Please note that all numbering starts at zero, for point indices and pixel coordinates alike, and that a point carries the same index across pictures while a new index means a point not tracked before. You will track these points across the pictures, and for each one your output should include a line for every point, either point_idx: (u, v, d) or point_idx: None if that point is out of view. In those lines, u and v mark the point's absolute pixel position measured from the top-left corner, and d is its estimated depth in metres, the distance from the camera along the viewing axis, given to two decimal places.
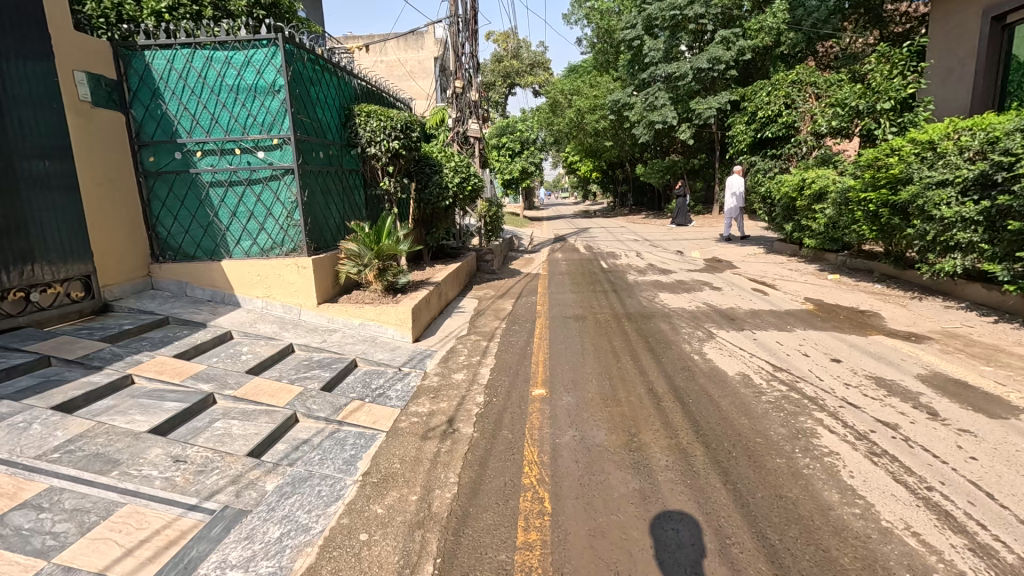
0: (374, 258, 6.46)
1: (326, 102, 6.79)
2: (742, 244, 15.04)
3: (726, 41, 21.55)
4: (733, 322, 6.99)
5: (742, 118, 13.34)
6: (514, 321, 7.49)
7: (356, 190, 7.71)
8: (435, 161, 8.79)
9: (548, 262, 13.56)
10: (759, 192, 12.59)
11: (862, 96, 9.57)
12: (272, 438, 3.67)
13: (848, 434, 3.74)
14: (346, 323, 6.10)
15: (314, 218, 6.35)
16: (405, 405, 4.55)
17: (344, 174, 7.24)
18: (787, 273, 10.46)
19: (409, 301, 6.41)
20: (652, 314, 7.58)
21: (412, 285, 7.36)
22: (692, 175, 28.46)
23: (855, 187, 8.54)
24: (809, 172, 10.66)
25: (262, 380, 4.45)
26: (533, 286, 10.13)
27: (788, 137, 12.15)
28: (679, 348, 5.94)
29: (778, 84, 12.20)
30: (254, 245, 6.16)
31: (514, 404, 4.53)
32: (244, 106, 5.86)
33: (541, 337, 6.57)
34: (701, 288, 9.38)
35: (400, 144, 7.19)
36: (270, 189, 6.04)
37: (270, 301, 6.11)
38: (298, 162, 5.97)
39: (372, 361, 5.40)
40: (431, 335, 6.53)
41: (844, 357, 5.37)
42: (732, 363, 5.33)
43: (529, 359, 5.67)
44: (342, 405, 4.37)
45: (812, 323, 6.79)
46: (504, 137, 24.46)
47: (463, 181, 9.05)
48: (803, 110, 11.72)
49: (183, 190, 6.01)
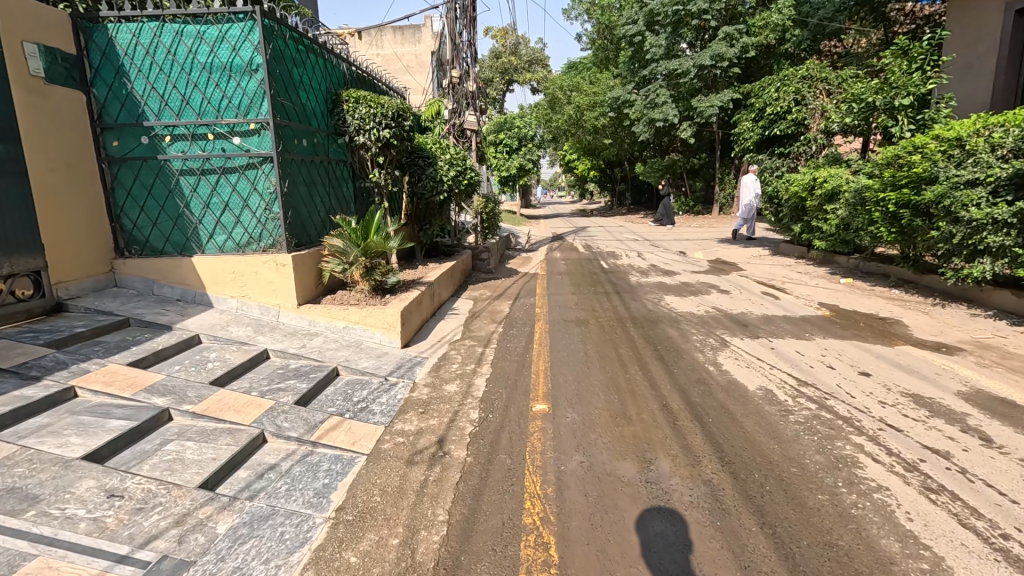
0: (361, 256, 5.96)
1: (311, 85, 6.26)
2: (746, 245, 14.60)
3: (729, 38, 21.10)
4: (747, 329, 6.52)
5: (749, 115, 12.88)
6: (511, 325, 6.99)
7: (344, 182, 7.19)
8: (429, 153, 8.28)
9: (547, 261, 13.08)
10: (766, 192, 12.15)
11: (879, 92, 9.12)
12: (232, 464, 3.16)
13: (895, 464, 3.27)
14: (328, 326, 5.58)
15: (295, 212, 5.82)
16: (391, 422, 4.04)
17: (330, 165, 6.73)
18: (796, 276, 10.02)
19: (399, 303, 5.91)
20: (659, 319, 7.10)
21: (402, 285, 6.86)
22: (692, 174, 28.03)
23: (873, 187, 8.10)
24: (821, 171, 10.21)
25: (228, 393, 3.93)
26: (532, 287, 9.63)
27: (797, 135, 11.71)
28: (691, 357, 5.46)
29: (788, 79, 11.74)
30: (229, 239, 5.63)
31: (513, 421, 4.04)
32: (218, 87, 5.33)
33: (541, 343, 6.08)
34: (708, 291, 8.92)
35: (391, 133, 6.70)
36: (246, 178, 5.51)
37: (246, 301, 5.58)
38: (277, 149, 5.44)
39: (356, 370, 4.89)
40: (422, 339, 6.04)
41: (873, 370, 4.91)
42: (751, 376, 4.86)
43: (527, 369, 5.18)
44: (318, 422, 3.86)
45: (831, 331, 6.33)
46: (502, 133, 23.92)
47: (459, 174, 8.54)
48: (813, 107, 11.27)
49: (151, 178, 5.47)
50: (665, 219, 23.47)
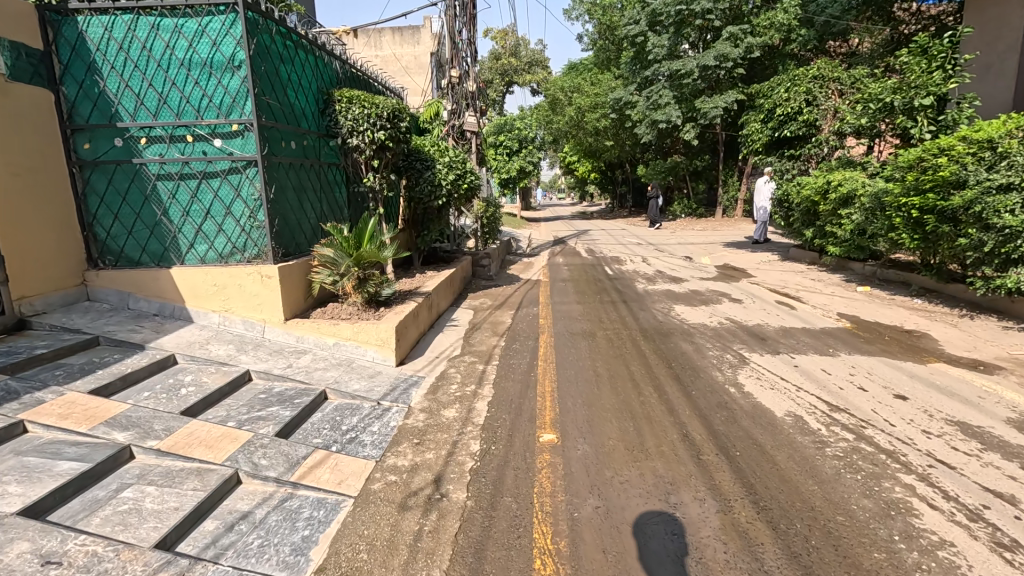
0: (352, 266, 5.58)
1: (300, 84, 5.87)
2: (754, 250, 14.20)
3: (733, 38, 20.72)
4: (766, 343, 6.11)
5: (757, 116, 12.49)
6: (514, 338, 6.58)
7: (336, 187, 6.79)
8: (427, 156, 7.88)
9: (549, 266, 12.69)
10: (777, 195, 11.79)
11: (897, 92, 8.73)
12: (197, 514, 2.75)
13: (956, 512, 2.87)
14: (318, 342, 5.18)
15: (283, 219, 5.43)
16: (382, 455, 3.64)
17: (322, 168, 6.32)
18: (810, 283, 9.63)
19: (394, 317, 5.52)
20: (670, 331, 6.70)
21: (398, 296, 6.47)
22: (694, 176, 27.66)
23: (894, 191, 7.71)
24: (835, 174, 9.83)
25: (200, 425, 3.52)
26: (535, 296, 9.23)
27: (809, 136, 11.33)
28: (710, 377, 5.05)
29: (798, 79, 11.36)
30: (210, 249, 5.23)
31: (518, 455, 3.64)
32: (198, 85, 4.94)
33: (546, 360, 5.68)
34: (719, 300, 8.52)
35: (386, 135, 6.30)
36: (229, 183, 5.12)
37: (229, 315, 5.17)
38: (262, 152, 5.05)
39: (346, 393, 4.49)
40: (419, 356, 5.65)
41: (910, 393, 4.51)
42: (776, 400, 4.45)
43: (532, 390, 4.77)
44: (301, 457, 3.45)
45: (856, 346, 5.93)
46: (502, 135, 23.57)
47: (458, 178, 8.15)
48: (825, 107, 10.88)
49: (125, 183, 5.07)
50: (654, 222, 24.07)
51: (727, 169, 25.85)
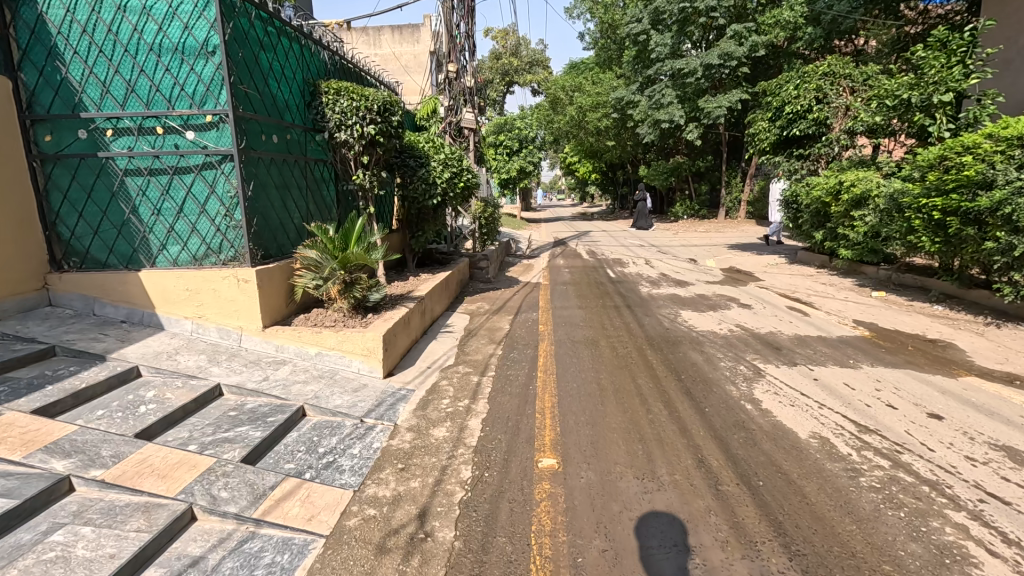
0: (338, 269, 5.15)
1: (284, 74, 5.49)
2: (760, 252, 13.81)
3: (737, 36, 20.34)
4: (781, 353, 5.72)
5: (764, 114, 12.10)
6: (512, 346, 6.18)
7: (324, 185, 6.40)
8: (421, 152, 7.48)
9: (550, 268, 12.32)
10: (786, 196, 11.44)
11: (913, 88, 8.33)
12: (138, 562, 2.35)
13: (1020, 560, 2.48)
14: (299, 351, 4.80)
15: (263, 219, 5.03)
16: (361, 483, 3.24)
17: (307, 164, 5.93)
18: (821, 288, 9.24)
19: (382, 324, 5.13)
20: (678, 339, 6.30)
21: (389, 301, 6.08)
22: (697, 177, 27.27)
23: (913, 192, 7.35)
24: (848, 174, 9.45)
25: (156, 450, 3.12)
26: (534, 300, 8.83)
27: (818, 135, 10.96)
28: (723, 392, 4.65)
29: (808, 75, 10.97)
30: (184, 251, 4.84)
31: (515, 484, 3.24)
32: (168, 72, 4.54)
33: (546, 371, 5.29)
34: (728, 305, 8.13)
35: (377, 130, 5.93)
36: (203, 179, 4.72)
37: (202, 322, 4.78)
38: (238, 146, 4.65)
39: (326, 410, 4.09)
40: (410, 366, 5.25)
41: (945, 411, 4.12)
42: (799, 420, 4.05)
43: (531, 407, 4.37)
44: (268, 487, 3.05)
45: (877, 357, 5.53)
46: (502, 135, 23.22)
47: (454, 176, 7.77)
48: (836, 105, 10.50)
49: (90, 178, 4.67)
50: (642, 225, 23.94)
51: (730, 170, 25.48)
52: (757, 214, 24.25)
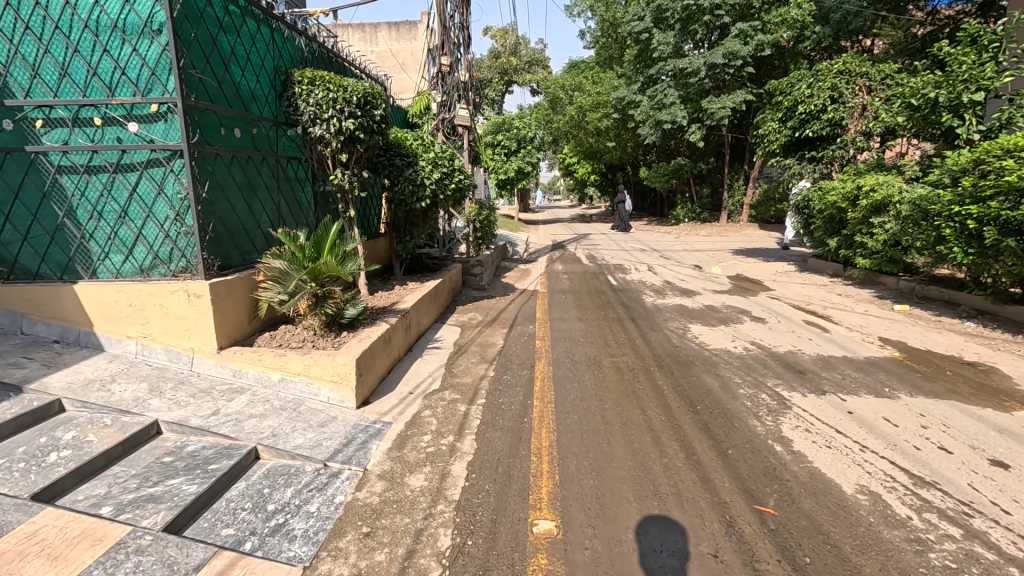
0: (307, 282, 4.54)
1: (251, 60, 4.86)
2: (767, 259, 13.23)
3: (743, 35, 19.78)
4: (806, 378, 5.11)
5: (774, 115, 11.53)
6: (505, 367, 5.55)
7: (299, 185, 5.77)
8: (409, 150, 6.84)
9: (548, 275, 11.70)
10: (797, 201, 10.89)
11: (939, 86, 7.71)
12: None
13: None
14: (260, 377, 4.19)
15: (220, 224, 4.39)
16: (313, 557, 2.61)
17: (278, 162, 5.30)
18: (837, 299, 8.65)
19: (357, 345, 4.51)
20: (690, 360, 5.68)
21: (369, 315, 5.46)
22: (698, 180, 26.71)
23: (943, 199, 6.78)
24: (866, 178, 8.88)
25: (54, 519, 2.50)
26: (531, 310, 8.21)
27: (833, 136, 10.39)
28: (747, 429, 4.03)
29: (822, 73, 10.39)
30: (128, 260, 4.21)
31: (504, 559, 2.62)
32: (107, 54, 3.92)
33: (543, 398, 4.68)
34: (740, 319, 7.54)
35: (356, 124, 5.33)
36: (148, 178, 4.09)
37: (148, 343, 4.15)
38: (190, 140, 4.02)
39: (284, 452, 3.47)
40: (388, 392, 4.64)
41: (1009, 457, 3.53)
42: (842, 470, 3.42)
43: (525, 449, 3.74)
44: (192, 567, 2.41)
45: (915, 384, 4.93)
46: (500, 135, 22.63)
47: (445, 176, 7.14)
48: (852, 105, 9.94)
49: (17, 176, 4.04)
50: (623, 227, 24.07)
51: (732, 173, 24.95)
52: (760, 219, 23.69)
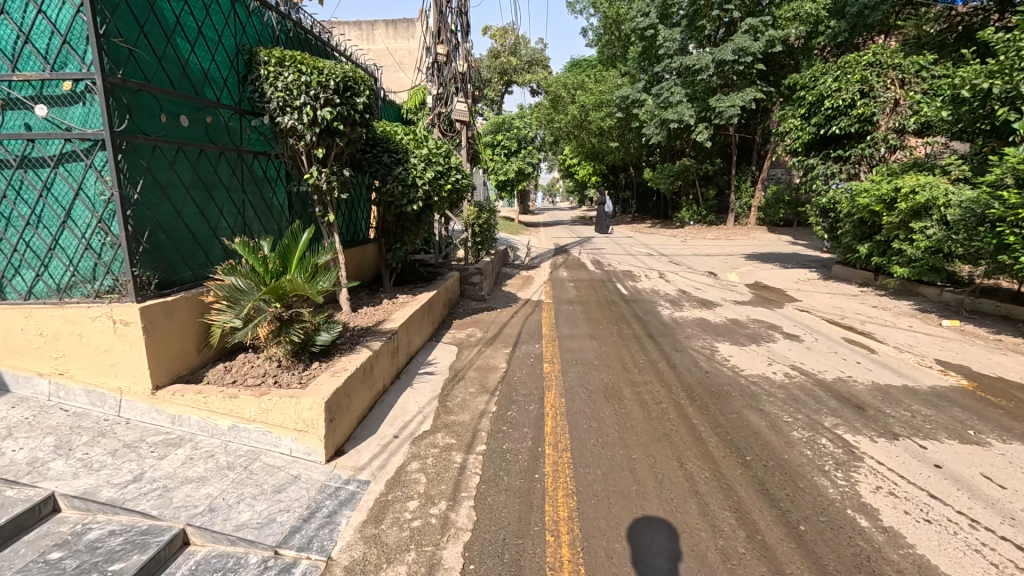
0: (272, 306, 3.75)
1: (204, 33, 4.05)
2: (785, 266, 12.41)
3: (753, 31, 18.97)
4: (869, 416, 4.28)
5: (797, 111, 10.78)
6: (510, 399, 4.72)
7: (269, 185, 4.95)
8: (399, 146, 5.99)
9: (553, 282, 10.88)
10: (822, 204, 10.14)
11: (993, 76, 6.83)
12: None
13: None
14: (207, 424, 3.36)
15: (158, 232, 3.58)
16: None
17: (241, 158, 4.49)
18: (874, 312, 7.84)
19: (329, 381, 3.67)
20: (726, 392, 4.84)
21: (348, 339, 4.64)
22: (704, 181, 25.92)
23: (1007, 200, 6.00)
24: (905, 179, 8.07)
25: None
26: (536, 325, 7.39)
27: (862, 134, 9.61)
28: (817, 491, 3.20)
29: (849, 66, 9.61)
30: (40, 278, 3.38)
31: None
32: (6, 17, 3.10)
33: (557, 444, 3.85)
34: (771, 336, 6.73)
35: (333, 114, 4.52)
36: (64, 175, 3.27)
37: (66, 381, 3.35)
38: (115, 127, 3.19)
39: (222, 534, 2.63)
40: (366, 438, 3.82)
41: None
42: (958, 560, 2.59)
43: (538, 525, 2.90)
44: None
45: (1002, 424, 4.11)
46: (500, 134, 21.87)
47: (441, 176, 6.31)
48: (884, 99, 9.14)
49: None
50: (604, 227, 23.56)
51: (739, 174, 24.19)
52: (768, 221, 22.90)
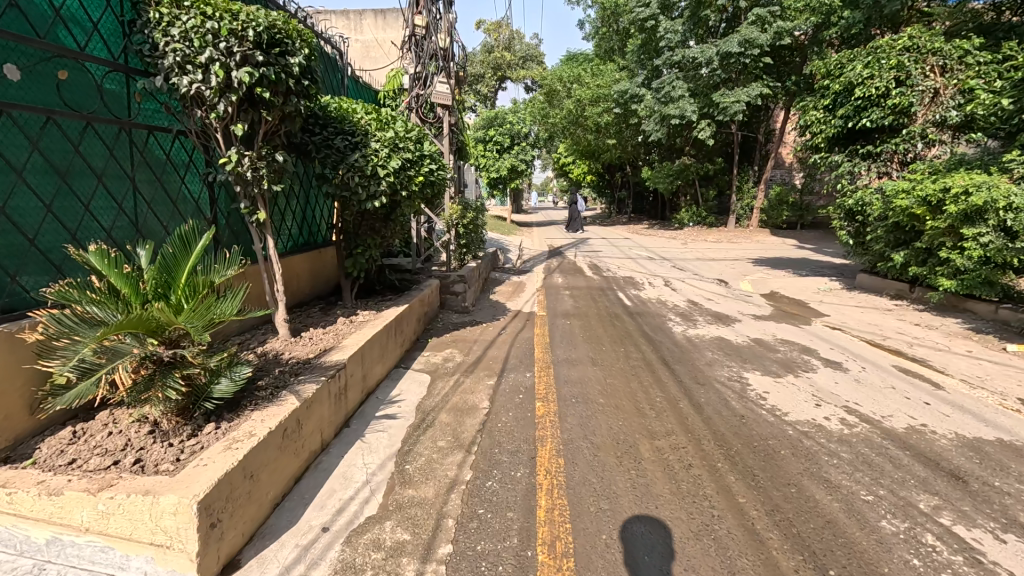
0: (149, 344, 2.57)
1: None
2: (801, 273, 11.34)
3: (761, 21, 17.87)
4: (975, 493, 3.16)
5: (819, 101, 9.70)
6: (491, 460, 3.56)
7: (176, 172, 3.77)
8: (356, 127, 4.80)
9: (547, 290, 9.73)
10: (849, 206, 9.06)
11: None
12: None
13: None
14: (16, 536, 2.24)
15: None
16: None
17: (124, 132, 3.30)
18: (919, 332, 6.77)
19: (220, 456, 2.49)
20: (772, 449, 3.70)
21: (275, 380, 3.46)
22: (704, 181, 24.90)
23: None
24: (955, 177, 6.99)
25: None
26: (528, 345, 6.23)
27: (897, 127, 8.52)
28: None
29: (882, 50, 8.52)
30: None
31: None
32: None
33: (553, 543, 2.71)
34: (810, 363, 5.62)
35: (254, 76, 3.34)
36: None
37: None
38: None
39: None
40: (278, 536, 2.66)
41: None
42: None
43: None
44: None
45: None
46: (492, 129, 20.71)
47: (410, 165, 5.12)
48: (923, 88, 8.07)
49: None
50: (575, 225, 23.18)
51: (741, 173, 23.19)
52: (771, 224, 21.98)
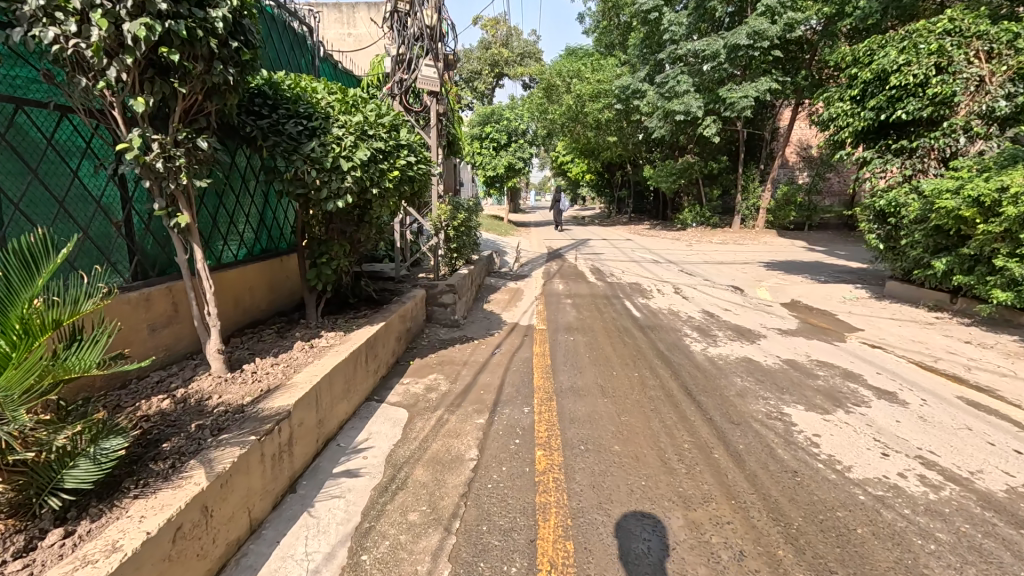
0: None
1: None
2: (821, 279, 10.47)
3: (770, 13, 16.95)
4: None
5: (845, 92, 8.83)
6: (477, 545, 2.67)
7: (63, 164, 2.90)
8: (313, 109, 3.90)
9: (547, 299, 8.84)
10: (880, 207, 8.20)
11: None
12: None
13: None
14: None
15: None
16: None
17: None
18: (975, 351, 5.90)
19: None
20: (847, 528, 2.82)
21: (183, 444, 2.55)
22: (708, 180, 24.03)
23: None
24: (1012, 175, 6.13)
25: None
26: (525, 369, 5.33)
27: (937, 120, 7.65)
28: None
29: (919, 34, 7.65)
30: None
31: None
32: None
33: None
34: (860, 393, 4.75)
35: (154, 29, 2.45)
36: None
37: None
38: None
39: None
40: None
41: None
42: None
43: None
44: None
45: None
46: (488, 125, 19.84)
47: (382, 157, 4.21)
48: (967, 76, 7.21)
49: None
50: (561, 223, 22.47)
51: (747, 173, 22.33)
52: (777, 224, 21.13)
